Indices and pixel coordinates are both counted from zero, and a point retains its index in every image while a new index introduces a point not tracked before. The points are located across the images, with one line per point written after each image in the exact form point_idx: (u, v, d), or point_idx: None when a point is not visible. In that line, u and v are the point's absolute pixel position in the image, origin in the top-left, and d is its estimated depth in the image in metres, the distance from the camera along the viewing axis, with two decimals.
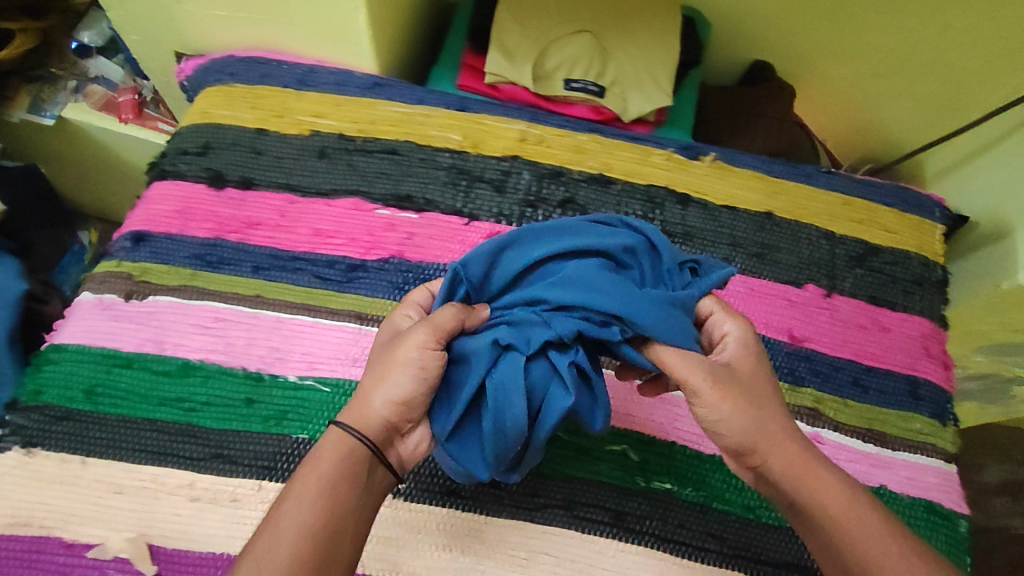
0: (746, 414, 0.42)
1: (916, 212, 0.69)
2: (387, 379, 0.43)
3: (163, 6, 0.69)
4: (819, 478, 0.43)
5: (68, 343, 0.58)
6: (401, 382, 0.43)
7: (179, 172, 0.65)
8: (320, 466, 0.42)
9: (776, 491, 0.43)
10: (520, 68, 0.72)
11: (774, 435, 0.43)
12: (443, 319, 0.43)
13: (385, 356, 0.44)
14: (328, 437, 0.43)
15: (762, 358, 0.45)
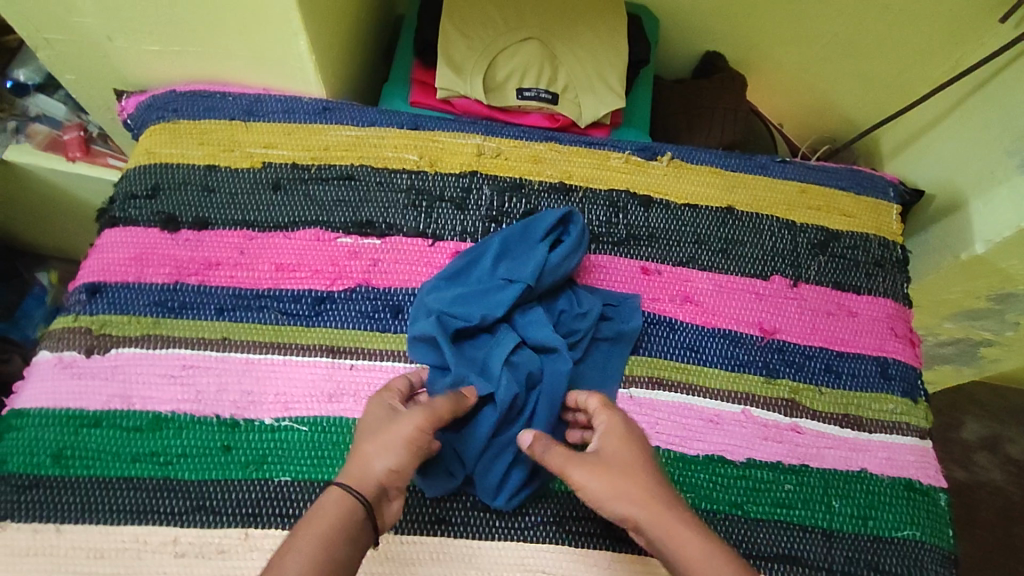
0: (617, 489, 0.44)
1: (872, 193, 0.70)
2: (381, 454, 0.45)
3: (95, 44, 0.66)
4: (681, 537, 0.42)
5: (30, 408, 0.56)
6: (390, 456, 0.45)
7: (130, 217, 0.63)
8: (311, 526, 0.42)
9: (651, 553, 0.43)
10: (470, 81, 0.71)
11: (640, 502, 0.44)
12: (440, 407, 0.48)
13: (382, 430, 0.46)
14: (328, 497, 0.43)
15: (641, 445, 0.48)
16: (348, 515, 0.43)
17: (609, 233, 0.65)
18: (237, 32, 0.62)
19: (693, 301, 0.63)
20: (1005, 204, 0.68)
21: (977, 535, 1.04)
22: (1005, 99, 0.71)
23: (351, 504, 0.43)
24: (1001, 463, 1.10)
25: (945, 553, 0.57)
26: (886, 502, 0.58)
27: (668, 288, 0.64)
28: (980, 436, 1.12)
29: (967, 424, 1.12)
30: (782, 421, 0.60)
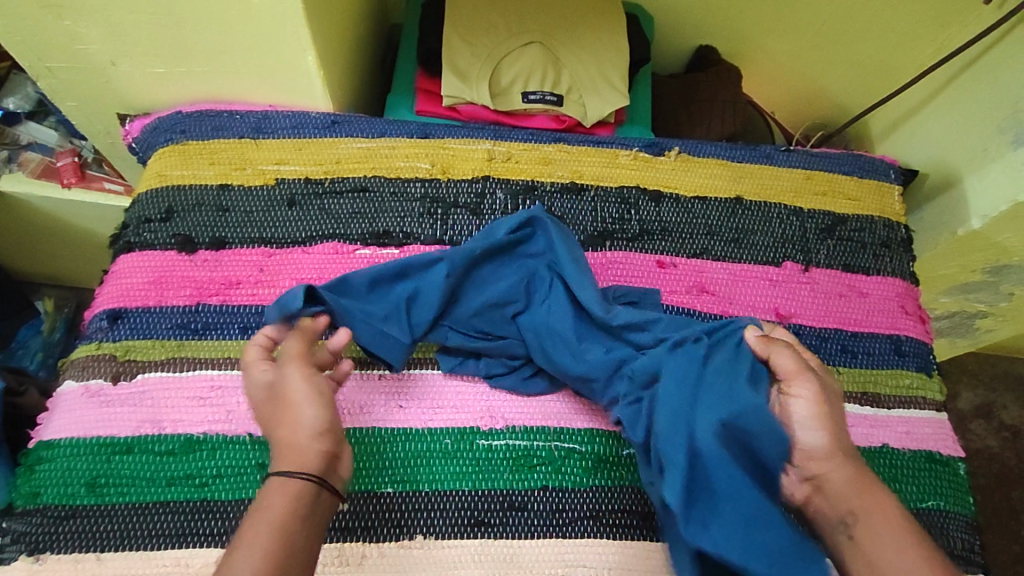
0: (820, 428, 0.47)
1: (873, 176, 0.72)
2: (291, 423, 0.47)
3: (99, 69, 0.66)
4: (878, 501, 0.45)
5: (59, 438, 0.55)
6: (309, 414, 0.47)
7: (146, 241, 0.63)
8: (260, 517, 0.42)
9: (826, 503, 0.46)
10: (477, 87, 0.73)
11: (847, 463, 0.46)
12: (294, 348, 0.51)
13: (284, 406, 0.47)
14: (270, 489, 0.44)
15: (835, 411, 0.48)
16: (293, 495, 0.43)
17: (622, 230, 0.66)
18: (244, 51, 0.62)
19: (710, 291, 0.65)
20: (998, 180, 0.71)
21: (978, 501, 1.07)
22: (993, 78, 0.73)
23: (289, 480, 0.44)
24: (996, 430, 1.13)
25: (968, 520, 0.59)
26: (909, 475, 0.60)
27: (684, 280, 0.65)
28: (974, 406, 1.15)
29: (961, 394, 1.15)
30: None
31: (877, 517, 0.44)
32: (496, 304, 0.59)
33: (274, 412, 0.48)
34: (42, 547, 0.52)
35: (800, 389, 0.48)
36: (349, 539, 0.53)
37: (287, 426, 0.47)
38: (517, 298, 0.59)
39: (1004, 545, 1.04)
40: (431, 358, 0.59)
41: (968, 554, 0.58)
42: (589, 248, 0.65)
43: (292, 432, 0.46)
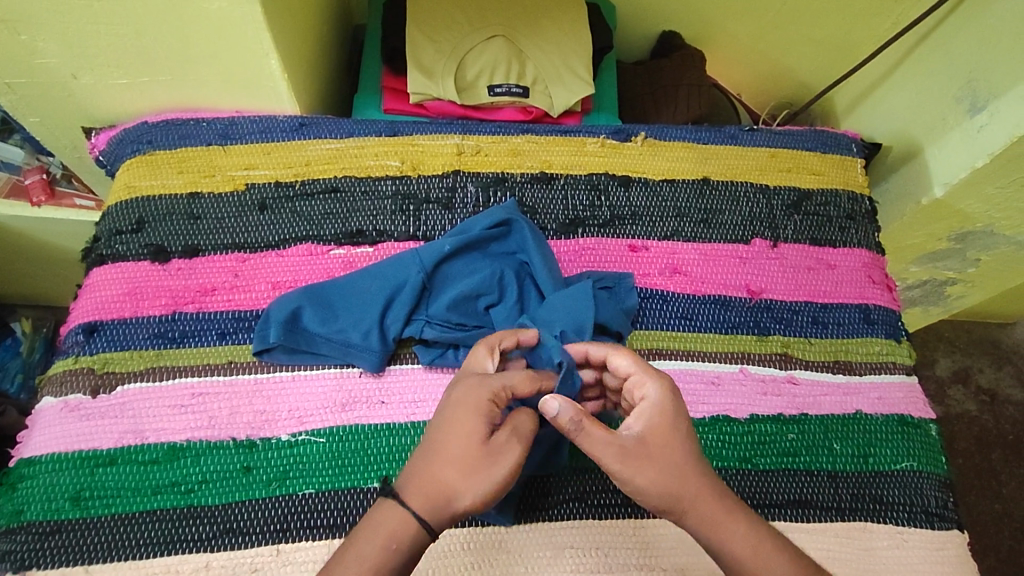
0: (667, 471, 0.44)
1: (837, 151, 0.74)
2: (467, 481, 0.42)
3: (60, 83, 0.65)
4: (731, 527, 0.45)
5: (40, 455, 0.55)
6: (466, 485, 0.42)
7: (118, 253, 0.63)
8: (366, 544, 0.42)
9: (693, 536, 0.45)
10: (443, 82, 0.73)
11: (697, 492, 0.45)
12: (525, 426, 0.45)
13: (477, 464, 0.43)
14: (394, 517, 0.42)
15: (679, 419, 0.46)
16: (413, 538, 0.42)
17: (594, 216, 0.67)
18: (205, 57, 0.62)
19: (682, 271, 0.66)
20: (957, 148, 0.73)
21: (960, 464, 1.10)
22: (947, 50, 0.75)
23: (421, 528, 0.42)
24: (974, 394, 1.16)
25: (941, 479, 0.61)
26: (882, 438, 0.61)
27: (656, 262, 0.66)
28: (952, 371, 1.17)
29: (939, 361, 1.18)
30: (779, 375, 0.63)
31: (733, 535, 0.44)
32: (471, 296, 0.59)
33: (474, 454, 0.43)
34: (30, 562, 0.51)
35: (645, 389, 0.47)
36: (338, 534, 0.53)
37: (469, 479, 0.42)
38: (489, 290, 0.59)
39: (988, 505, 1.07)
40: (410, 352, 0.60)
41: (943, 511, 0.60)
42: (561, 236, 0.66)
43: (462, 483, 0.42)
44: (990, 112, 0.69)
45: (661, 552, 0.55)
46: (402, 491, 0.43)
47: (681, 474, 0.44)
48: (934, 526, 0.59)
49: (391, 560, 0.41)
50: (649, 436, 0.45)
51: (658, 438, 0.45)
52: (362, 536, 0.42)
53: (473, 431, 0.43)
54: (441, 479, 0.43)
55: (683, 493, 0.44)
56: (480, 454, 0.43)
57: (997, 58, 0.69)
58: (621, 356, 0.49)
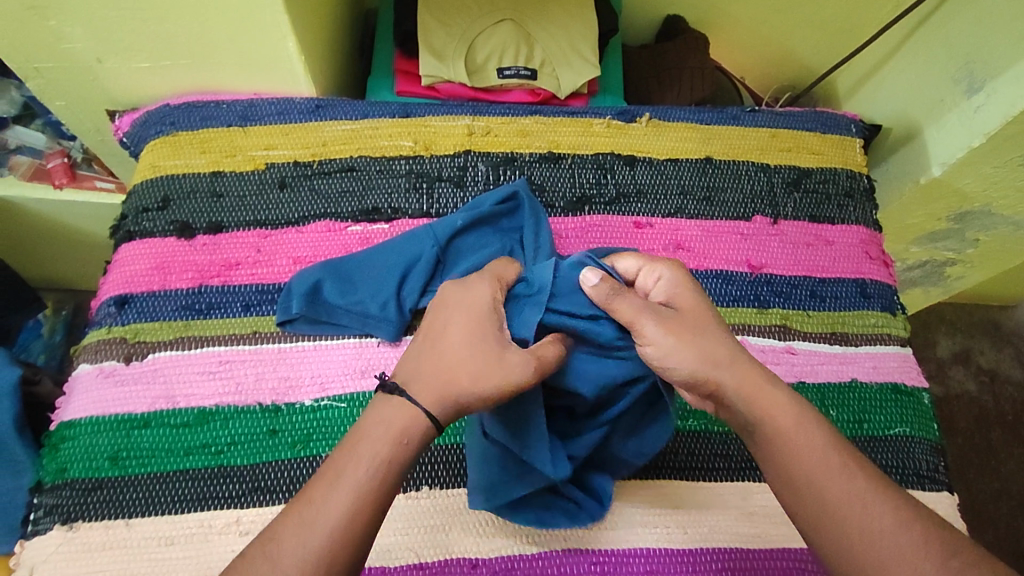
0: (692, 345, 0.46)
1: (836, 131, 0.76)
2: (474, 383, 0.44)
3: (86, 67, 0.68)
4: (770, 397, 0.46)
5: (79, 418, 0.58)
6: (476, 388, 0.44)
7: (146, 230, 0.66)
8: (377, 443, 0.42)
9: (732, 413, 0.46)
10: (453, 65, 0.76)
11: (722, 359, 0.46)
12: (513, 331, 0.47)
13: (478, 360, 0.45)
14: (397, 409, 0.44)
15: (698, 292, 0.50)
16: (421, 437, 0.44)
17: (600, 194, 0.70)
18: (227, 41, 0.65)
19: (685, 247, 0.68)
20: (954, 128, 0.75)
21: (959, 442, 1.12)
22: (946, 32, 0.77)
23: (425, 418, 0.43)
24: (975, 374, 1.18)
25: (932, 444, 0.64)
26: (876, 406, 0.64)
27: (660, 238, 0.69)
28: (953, 352, 1.20)
29: (940, 342, 1.21)
30: (777, 345, 0.65)
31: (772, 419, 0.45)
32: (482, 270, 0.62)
33: (484, 359, 0.44)
34: (74, 516, 0.55)
35: (661, 273, 0.51)
36: None
37: (472, 374, 0.44)
38: None
39: (985, 481, 1.09)
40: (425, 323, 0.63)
41: (933, 473, 0.63)
42: (569, 213, 0.69)
43: (471, 379, 0.44)
44: (987, 92, 0.71)
45: (663, 511, 0.58)
46: (406, 390, 0.44)
47: (710, 337, 0.47)
48: (925, 488, 0.62)
49: (400, 457, 0.42)
50: (675, 307, 0.49)
51: (686, 311, 0.49)
52: (372, 433, 0.43)
53: (476, 338, 0.46)
54: (452, 378, 0.44)
55: (718, 357, 0.46)
56: (489, 361, 0.44)
57: (994, 39, 0.71)
58: (626, 256, 0.53)
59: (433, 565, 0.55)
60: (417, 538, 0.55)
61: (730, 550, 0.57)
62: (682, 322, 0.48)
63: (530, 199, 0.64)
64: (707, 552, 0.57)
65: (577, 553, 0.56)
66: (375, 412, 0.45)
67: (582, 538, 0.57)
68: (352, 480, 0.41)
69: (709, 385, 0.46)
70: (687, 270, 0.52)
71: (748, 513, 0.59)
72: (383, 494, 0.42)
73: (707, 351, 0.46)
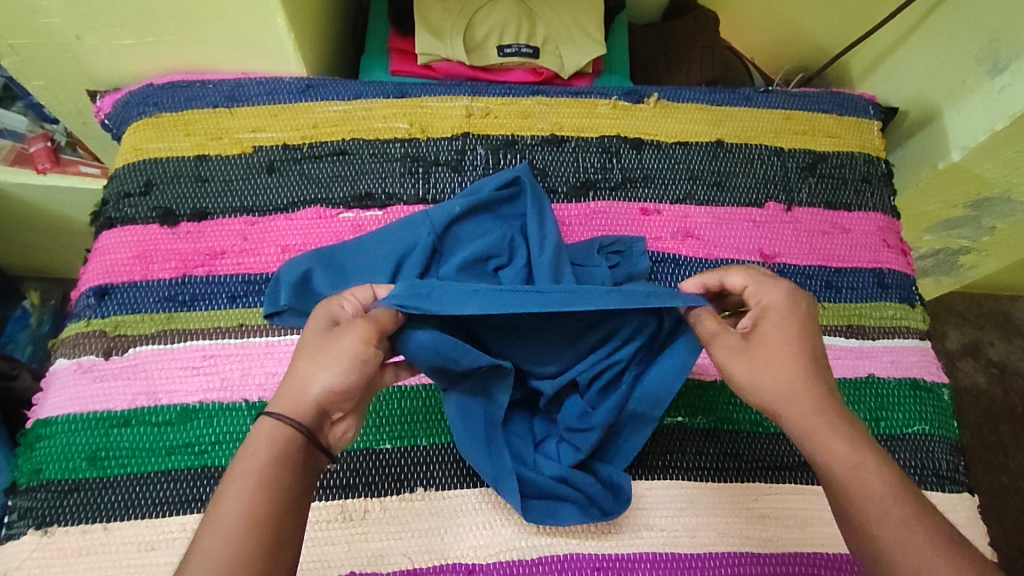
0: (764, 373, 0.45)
1: (853, 113, 0.72)
2: (321, 366, 0.42)
3: (62, 44, 0.64)
4: (828, 432, 0.43)
5: (56, 416, 0.55)
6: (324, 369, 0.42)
7: (127, 217, 0.62)
8: (248, 461, 0.40)
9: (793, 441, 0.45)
10: (451, 43, 0.72)
11: (796, 393, 0.44)
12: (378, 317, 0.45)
13: (324, 347, 0.43)
14: (261, 429, 0.41)
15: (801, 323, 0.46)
16: (291, 442, 0.41)
17: (605, 178, 0.66)
18: (212, 17, 0.61)
19: (694, 235, 0.65)
20: (975, 111, 0.71)
21: (968, 436, 1.10)
22: (970, 8, 0.73)
23: (285, 427, 0.41)
24: (984, 366, 1.15)
25: (952, 443, 0.61)
26: (894, 402, 0.61)
27: (668, 226, 0.65)
28: (962, 344, 1.17)
29: (949, 334, 1.18)
30: None
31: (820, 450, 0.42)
32: (480, 259, 0.58)
33: (316, 339, 0.44)
34: (50, 519, 0.52)
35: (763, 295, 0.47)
36: (351, 495, 0.54)
37: (319, 365, 0.42)
38: (501, 252, 0.59)
39: (994, 476, 1.07)
40: None
41: (952, 474, 0.60)
42: (572, 199, 0.65)
43: (321, 372, 0.42)
44: (1012, 73, 0.67)
45: (670, 514, 0.55)
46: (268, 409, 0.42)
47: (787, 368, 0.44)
48: (943, 489, 0.59)
49: (274, 464, 0.40)
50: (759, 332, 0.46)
51: (766, 336, 0.46)
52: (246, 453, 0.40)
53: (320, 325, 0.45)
54: (306, 380, 0.42)
55: (790, 391, 0.44)
56: (319, 338, 0.44)
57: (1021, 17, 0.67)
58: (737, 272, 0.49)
59: (427, 571, 0.52)
60: (411, 542, 0.53)
61: (740, 555, 0.54)
62: (757, 346, 0.45)
63: (533, 184, 0.61)
64: (716, 556, 0.54)
65: (579, 557, 0.53)
66: (253, 429, 0.42)
67: (584, 542, 0.54)
68: (232, 507, 0.38)
69: (774, 413, 0.45)
70: (795, 296, 0.47)
71: (758, 515, 0.56)
72: (272, 503, 0.39)
73: (778, 378, 0.44)
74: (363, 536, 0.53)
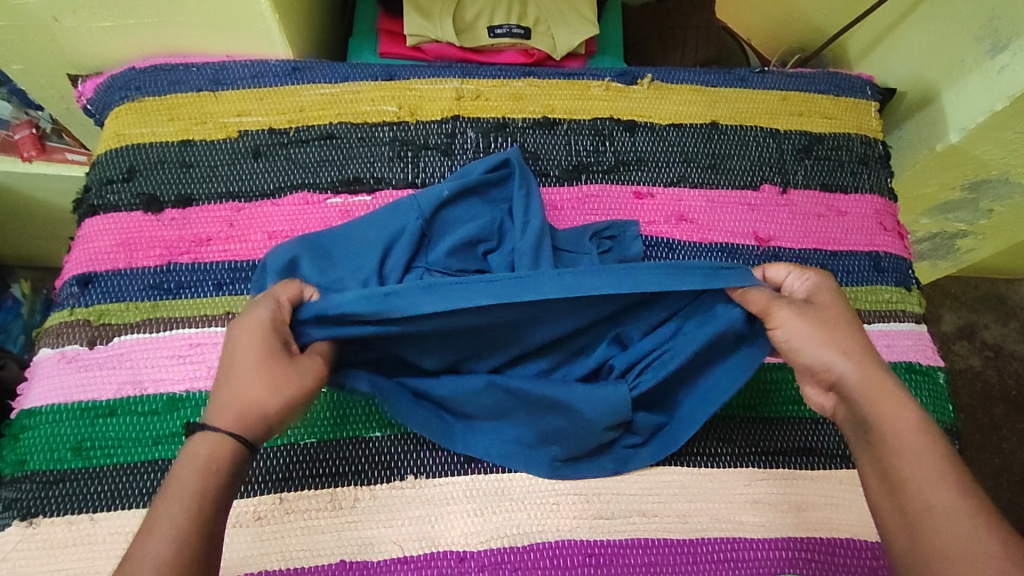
0: (823, 338, 0.47)
1: (850, 94, 0.71)
2: (264, 383, 0.44)
3: (41, 27, 0.62)
4: (894, 405, 0.45)
5: (41, 406, 0.54)
6: (267, 386, 0.44)
7: (110, 204, 0.61)
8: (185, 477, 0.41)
9: (853, 412, 0.46)
10: (441, 24, 0.71)
11: (855, 356, 0.47)
12: (313, 342, 0.46)
13: (259, 368, 0.45)
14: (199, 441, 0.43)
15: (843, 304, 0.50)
16: (232, 457, 0.43)
17: (597, 162, 0.65)
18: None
19: (688, 219, 0.64)
20: (974, 91, 0.70)
21: (962, 419, 1.10)
22: None
23: (223, 443, 0.43)
24: (979, 349, 1.15)
25: (947, 427, 0.61)
26: None
27: (662, 209, 0.64)
28: (957, 327, 1.16)
29: (944, 317, 1.17)
30: None
31: (899, 419, 0.45)
32: (471, 244, 0.58)
33: (273, 365, 0.45)
34: (35, 510, 0.51)
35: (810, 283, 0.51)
36: (341, 483, 0.53)
37: (256, 384, 0.44)
38: (490, 237, 0.59)
39: (987, 459, 1.07)
40: None
41: None
42: (564, 183, 0.64)
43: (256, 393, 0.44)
44: (1013, 51, 0.66)
45: (663, 499, 0.55)
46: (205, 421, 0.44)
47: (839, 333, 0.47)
48: None
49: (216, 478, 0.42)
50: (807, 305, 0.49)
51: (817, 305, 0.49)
52: (186, 465, 0.42)
53: (269, 348, 0.45)
54: (245, 398, 0.44)
55: (848, 350, 0.47)
56: (279, 367, 0.45)
57: None
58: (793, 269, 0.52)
59: (418, 559, 0.52)
60: (401, 529, 0.52)
61: (733, 541, 0.54)
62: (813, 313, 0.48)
63: (523, 168, 0.60)
64: (709, 542, 0.54)
65: (570, 544, 0.53)
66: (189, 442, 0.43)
67: (575, 528, 0.53)
68: (173, 518, 0.40)
69: (832, 374, 0.47)
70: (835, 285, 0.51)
71: (751, 501, 0.56)
72: (202, 520, 0.40)
73: (849, 351, 0.47)
74: (352, 524, 0.52)
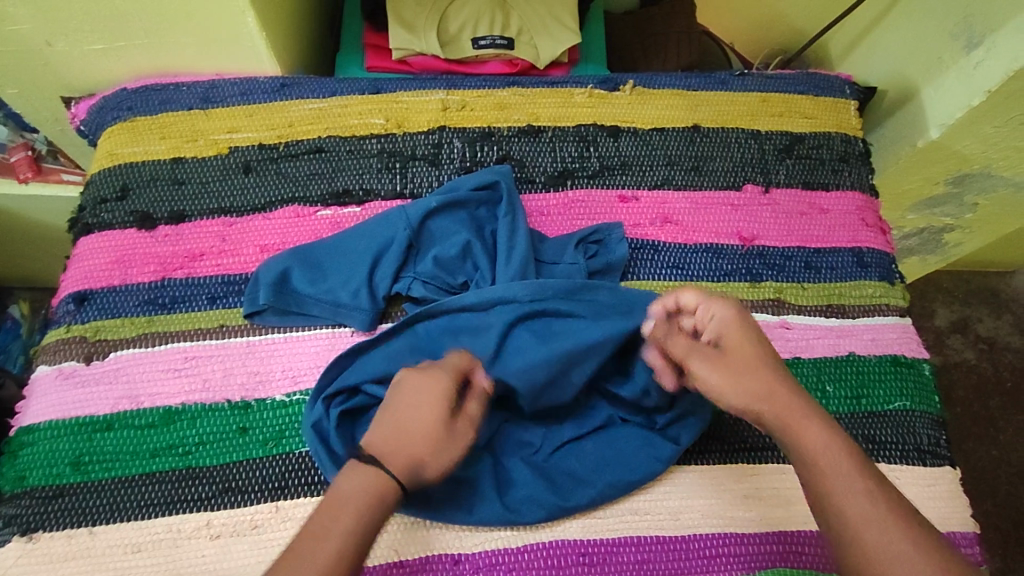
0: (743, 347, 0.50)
1: (829, 94, 0.72)
2: (435, 455, 0.47)
3: (34, 52, 0.64)
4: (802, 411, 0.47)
5: (38, 422, 0.55)
6: (438, 463, 0.47)
7: (104, 222, 0.62)
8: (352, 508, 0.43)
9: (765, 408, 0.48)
10: (425, 37, 0.73)
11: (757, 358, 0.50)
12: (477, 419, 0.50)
13: (442, 437, 0.47)
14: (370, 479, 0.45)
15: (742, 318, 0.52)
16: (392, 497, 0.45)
17: (583, 167, 0.66)
18: (181, 19, 0.61)
19: (673, 221, 0.65)
20: (952, 89, 0.71)
21: (958, 412, 1.10)
22: None
23: (391, 484, 0.45)
24: (973, 342, 1.16)
25: (933, 417, 0.61)
26: (875, 380, 0.61)
27: (647, 212, 0.65)
28: (951, 321, 1.17)
29: (938, 312, 1.18)
30: (772, 320, 0.62)
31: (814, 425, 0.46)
32: (456, 255, 0.60)
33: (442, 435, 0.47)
34: (35, 526, 0.52)
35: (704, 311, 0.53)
36: None
37: (433, 449, 0.47)
38: (475, 246, 0.60)
39: (985, 452, 1.08)
40: (400, 310, 0.60)
41: (936, 449, 0.60)
42: (550, 189, 0.65)
43: (432, 460, 0.47)
44: (986, 47, 0.67)
45: (654, 497, 0.56)
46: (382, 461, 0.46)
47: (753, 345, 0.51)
48: (927, 463, 0.59)
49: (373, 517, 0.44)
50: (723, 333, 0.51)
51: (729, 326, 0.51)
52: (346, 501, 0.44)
53: (436, 408, 0.48)
54: (418, 453, 0.47)
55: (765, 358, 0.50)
56: (446, 442, 0.47)
57: None
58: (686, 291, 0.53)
59: (414, 562, 0.52)
60: (397, 534, 0.53)
61: (724, 536, 0.55)
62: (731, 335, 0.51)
63: (510, 191, 0.62)
64: (702, 538, 0.55)
65: (564, 544, 0.54)
66: (348, 479, 0.45)
67: (569, 528, 0.54)
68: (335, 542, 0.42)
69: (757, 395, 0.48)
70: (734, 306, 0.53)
71: (742, 496, 0.56)
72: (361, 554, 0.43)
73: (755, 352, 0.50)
74: None
